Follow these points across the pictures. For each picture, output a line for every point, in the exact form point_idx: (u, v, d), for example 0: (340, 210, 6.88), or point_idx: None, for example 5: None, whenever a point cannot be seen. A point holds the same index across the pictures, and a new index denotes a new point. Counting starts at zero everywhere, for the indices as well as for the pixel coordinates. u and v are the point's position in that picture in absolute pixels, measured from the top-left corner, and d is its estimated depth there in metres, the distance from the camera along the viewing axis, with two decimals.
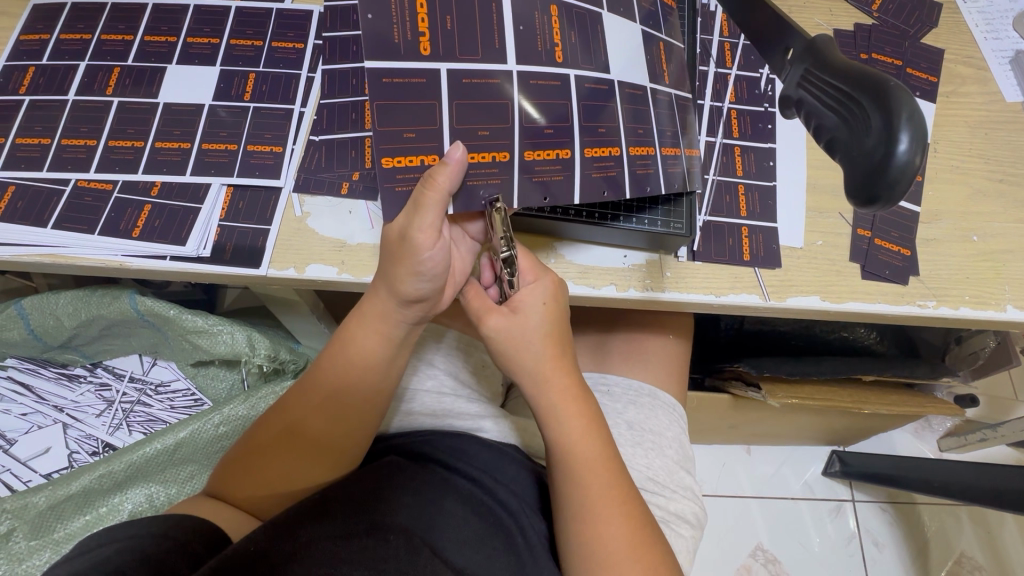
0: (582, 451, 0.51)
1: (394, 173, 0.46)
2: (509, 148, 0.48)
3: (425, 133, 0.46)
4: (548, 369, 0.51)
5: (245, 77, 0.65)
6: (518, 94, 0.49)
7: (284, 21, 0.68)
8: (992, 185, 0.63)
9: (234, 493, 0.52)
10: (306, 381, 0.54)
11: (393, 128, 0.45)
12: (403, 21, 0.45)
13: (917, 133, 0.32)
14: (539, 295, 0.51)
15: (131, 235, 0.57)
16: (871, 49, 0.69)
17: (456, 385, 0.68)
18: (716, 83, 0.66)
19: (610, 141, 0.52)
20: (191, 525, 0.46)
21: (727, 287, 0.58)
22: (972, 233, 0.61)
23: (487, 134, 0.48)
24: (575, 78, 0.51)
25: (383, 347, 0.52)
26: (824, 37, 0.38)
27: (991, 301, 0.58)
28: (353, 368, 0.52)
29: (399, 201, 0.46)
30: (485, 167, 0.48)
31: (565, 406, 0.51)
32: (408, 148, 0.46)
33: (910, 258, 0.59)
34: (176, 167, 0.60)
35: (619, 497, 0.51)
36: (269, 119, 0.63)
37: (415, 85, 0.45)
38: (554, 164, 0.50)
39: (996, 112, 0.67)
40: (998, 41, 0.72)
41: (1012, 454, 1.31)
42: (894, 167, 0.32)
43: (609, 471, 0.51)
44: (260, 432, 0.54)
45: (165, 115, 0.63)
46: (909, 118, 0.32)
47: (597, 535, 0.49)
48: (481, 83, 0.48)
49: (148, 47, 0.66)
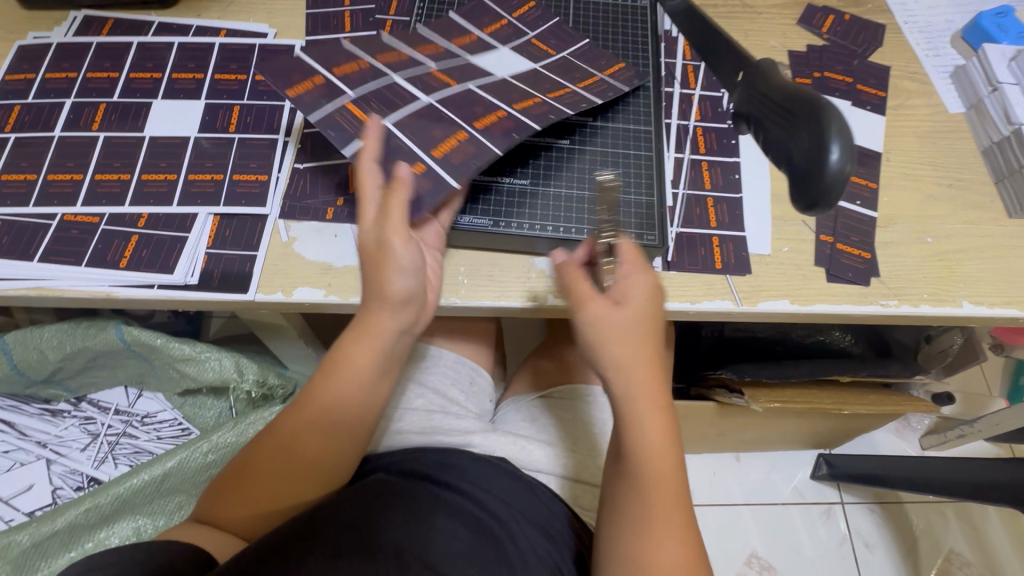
0: (653, 463, 0.50)
1: (443, 154, 0.56)
2: (502, 107, 0.60)
3: (447, 127, 0.57)
4: (641, 371, 0.50)
5: (229, 109, 0.67)
6: (488, 92, 0.61)
7: (266, 55, 0.71)
8: (942, 190, 0.67)
9: (234, 521, 0.52)
10: (305, 410, 0.53)
11: (427, 136, 0.57)
12: (368, 83, 0.59)
13: (842, 146, 0.39)
14: (642, 276, 0.52)
15: (119, 265, 0.58)
16: (823, 68, 0.75)
17: (446, 403, 0.69)
18: (682, 103, 0.70)
19: (559, 84, 0.64)
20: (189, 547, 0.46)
21: (700, 295, 0.60)
22: (927, 235, 0.65)
23: (484, 107, 0.59)
24: (517, 78, 0.64)
25: (376, 363, 0.52)
26: (762, 66, 0.45)
27: (948, 298, 0.61)
28: (348, 387, 0.52)
29: (456, 166, 0.55)
30: (499, 123, 0.58)
31: (650, 414, 0.50)
32: (441, 138, 0.57)
33: (871, 261, 0.63)
34: (163, 199, 0.61)
35: (679, 516, 0.50)
36: (254, 149, 0.65)
37: (415, 109, 0.58)
38: (539, 104, 0.61)
39: (942, 122, 0.72)
40: (939, 57, 0.77)
41: (993, 449, 1.37)
42: (829, 175, 0.39)
43: (673, 492, 0.50)
44: (258, 459, 0.53)
45: (151, 148, 0.64)
46: (835, 134, 0.39)
47: (652, 552, 0.48)
48: (448, 92, 0.60)
49: (133, 83, 0.68)
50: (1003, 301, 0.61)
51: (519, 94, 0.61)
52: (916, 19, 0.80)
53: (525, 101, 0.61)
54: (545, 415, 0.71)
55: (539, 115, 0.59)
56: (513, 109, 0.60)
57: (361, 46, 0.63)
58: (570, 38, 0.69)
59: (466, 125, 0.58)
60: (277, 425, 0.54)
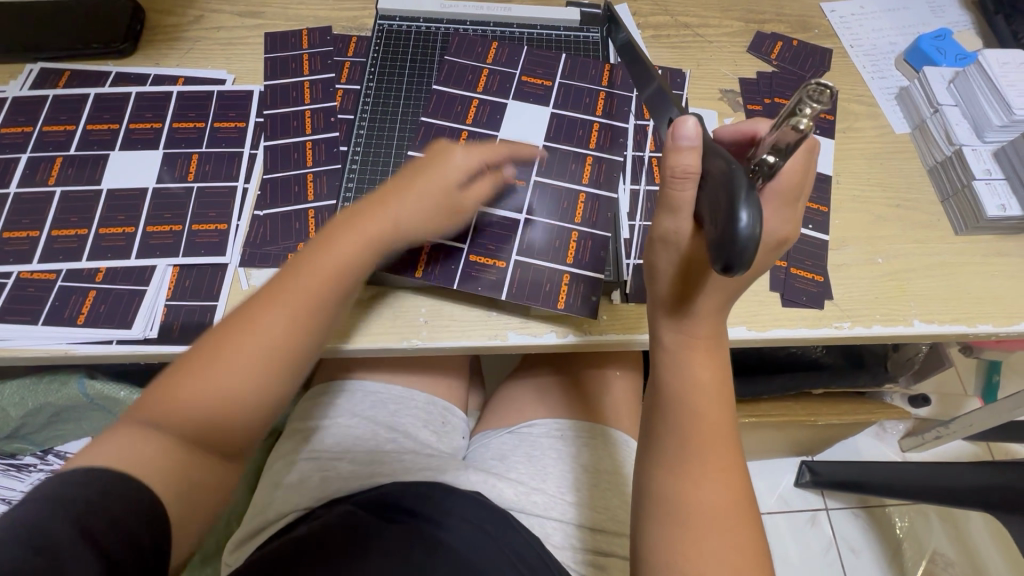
0: (701, 412, 0.49)
1: (576, 257, 0.62)
2: (580, 190, 0.64)
3: (553, 236, 0.62)
4: (704, 316, 0.48)
5: (188, 158, 0.67)
6: (537, 177, 0.65)
7: (225, 102, 0.71)
8: (891, 211, 0.69)
9: (196, 430, 0.49)
10: (298, 293, 0.53)
11: (543, 247, 0.62)
12: None
13: (753, 210, 0.35)
14: (786, 215, 0.44)
15: (76, 322, 0.58)
16: (773, 95, 0.77)
17: (418, 445, 0.73)
18: (637, 134, 0.70)
19: (584, 137, 0.67)
20: (140, 505, 0.43)
21: None
22: (878, 255, 0.66)
23: (565, 202, 0.64)
24: (546, 147, 0.66)
25: (341, 262, 0.55)
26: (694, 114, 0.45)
27: (899, 317, 0.63)
28: (316, 271, 0.55)
29: (596, 257, 0.62)
30: (587, 209, 0.64)
31: (700, 361, 0.49)
32: (553, 247, 0.62)
33: (824, 284, 0.64)
34: (121, 252, 0.61)
35: (723, 465, 0.49)
36: (213, 197, 0.65)
37: (497, 231, 0.62)
38: (593, 166, 0.66)
39: (888, 143, 0.74)
40: (884, 79, 0.79)
41: (971, 447, 1.40)
42: (738, 239, 0.35)
43: (723, 445, 0.49)
44: (218, 380, 0.50)
45: (108, 201, 0.64)
46: (746, 199, 0.35)
47: (691, 492, 0.48)
48: (499, 191, 0.64)
49: (90, 135, 0.68)
50: (953, 317, 0.63)
51: (572, 168, 0.65)
52: (861, 43, 0.82)
53: (577, 172, 0.65)
54: (515, 451, 0.73)
55: (603, 176, 0.65)
56: (588, 185, 0.65)
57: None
58: (553, 63, 0.71)
59: (569, 226, 0.63)
60: (240, 337, 0.51)
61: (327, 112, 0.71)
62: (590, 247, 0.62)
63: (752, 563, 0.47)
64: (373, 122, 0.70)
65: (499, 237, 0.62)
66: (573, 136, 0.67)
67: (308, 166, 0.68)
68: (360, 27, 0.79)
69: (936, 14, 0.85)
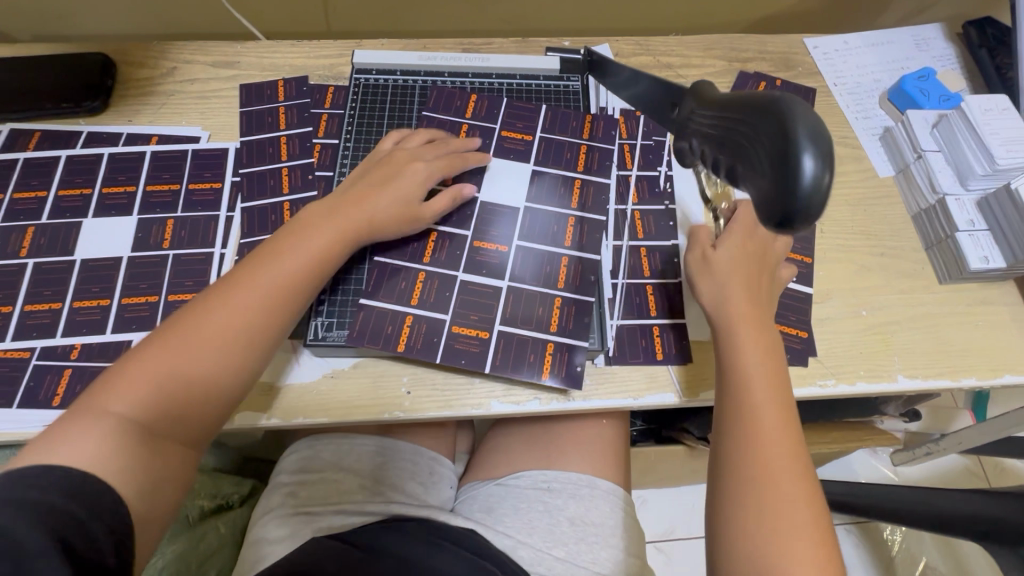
0: (759, 399, 0.52)
1: (559, 322, 0.61)
2: (563, 252, 0.64)
3: (539, 303, 0.62)
4: (745, 312, 0.56)
5: (162, 224, 0.66)
6: (519, 241, 0.64)
7: (200, 161, 0.70)
8: (875, 260, 0.69)
9: (177, 419, 0.47)
10: (283, 272, 0.54)
11: (527, 314, 0.61)
12: (395, 288, 0.61)
13: (819, 150, 0.26)
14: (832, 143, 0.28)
15: (52, 404, 0.57)
16: None
17: (405, 492, 0.74)
18: (619, 186, 0.70)
19: (566, 195, 0.66)
20: (107, 515, 0.40)
21: (643, 388, 0.61)
22: (862, 308, 0.66)
23: (549, 265, 0.63)
24: (527, 209, 0.65)
25: (329, 241, 0.57)
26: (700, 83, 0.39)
27: (883, 373, 0.63)
28: (302, 253, 0.56)
29: (580, 322, 0.61)
30: (571, 269, 0.63)
31: (751, 344, 0.55)
32: (537, 312, 0.61)
33: (808, 339, 0.64)
34: (96, 327, 0.60)
35: (791, 449, 0.50)
36: (189, 265, 0.64)
37: (481, 296, 0.62)
38: (573, 226, 0.65)
39: (872, 189, 0.74)
40: (868, 120, 0.79)
41: (962, 459, 1.40)
42: (801, 192, 0.27)
43: (785, 425, 0.51)
44: (176, 365, 0.48)
45: (82, 272, 0.63)
46: (807, 138, 0.27)
47: (762, 462, 0.50)
48: (481, 258, 0.63)
49: (62, 202, 0.67)
50: (937, 371, 0.63)
51: (557, 228, 0.65)
52: (845, 81, 0.81)
53: (562, 230, 0.65)
54: (503, 502, 0.73)
55: (586, 233, 0.65)
56: (570, 248, 0.64)
57: (400, 255, 0.63)
58: (533, 115, 0.71)
59: (554, 291, 0.62)
60: (200, 322, 0.50)
61: (305, 169, 0.70)
62: (573, 310, 0.62)
63: (818, 526, 0.47)
64: None
65: (479, 304, 0.61)
66: (554, 193, 0.66)
67: None
68: (337, 75, 0.77)
69: (920, 47, 0.84)
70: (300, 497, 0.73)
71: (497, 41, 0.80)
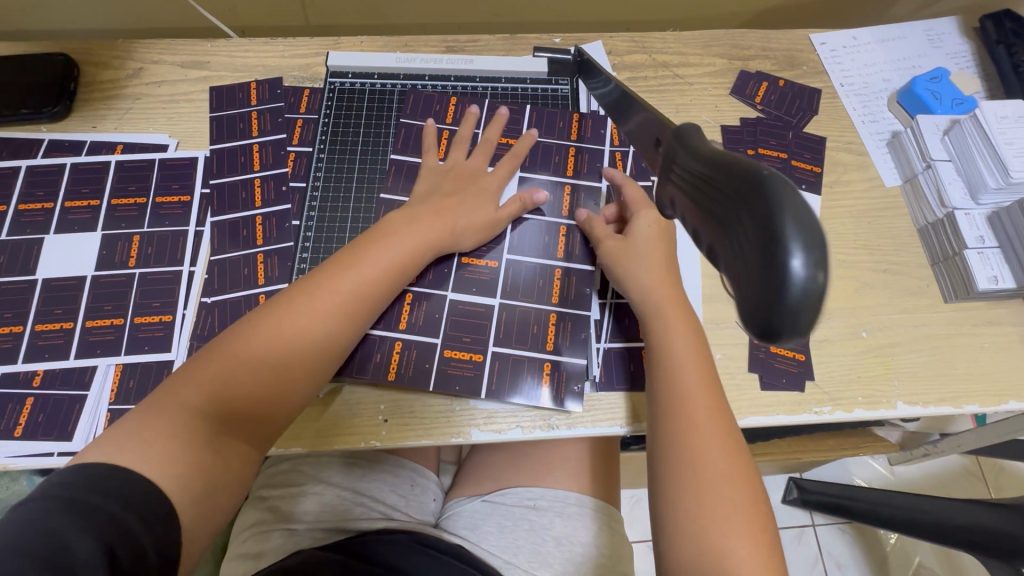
0: (692, 399, 0.51)
1: (553, 340, 0.59)
2: (560, 265, 0.62)
3: (535, 322, 0.60)
4: (671, 307, 0.55)
5: (128, 240, 0.63)
6: (512, 258, 0.62)
7: (168, 171, 0.67)
8: (877, 277, 0.66)
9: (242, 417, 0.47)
10: (358, 270, 0.53)
11: (521, 334, 0.60)
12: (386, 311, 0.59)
13: (811, 248, 0.22)
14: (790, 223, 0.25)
15: (14, 434, 0.54)
16: (757, 144, 0.72)
17: (388, 509, 0.71)
18: (609, 196, 0.66)
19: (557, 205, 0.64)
20: (156, 519, 0.40)
21: (633, 416, 0.58)
22: (862, 328, 0.63)
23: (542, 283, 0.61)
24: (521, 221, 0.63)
25: (404, 240, 0.55)
26: (689, 124, 0.32)
27: (882, 399, 0.60)
28: (374, 252, 0.54)
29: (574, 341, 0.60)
30: (562, 286, 0.61)
31: (678, 342, 0.53)
32: (531, 332, 0.60)
33: (805, 363, 0.61)
34: (59, 351, 0.58)
35: (723, 442, 0.49)
36: (157, 284, 0.61)
37: (473, 318, 0.60)
38: (565, 238, 0.63)
39: (877, 199, 0.70)
40: (875, 123, 0.74)
41: (960, 459, 1.39)
42: (792, 298, 0.22)
43: (719, 425, 0.50)
44: (258, 365, 0.47)
45: (44, 293, 0.60)
46: (798, 229, 0.23)
47: (701, 464, 0.48)
48: (474, 275, 0.61)
49: (23, 217, 0.63)
50: (938, 397, 0.60)
51: (548, 242, 0.63)
52: (852, 81, 0.77)
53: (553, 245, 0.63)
54: (488, 521, 0.71)
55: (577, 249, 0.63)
56: (564, 260, 0.62)
57: None
58: (519, 117, 0.68)
59: (546, 307, 0.61)
60: (280, 322, 0.49)
61: (278, 180, 0.66)
62: (570, 328, 0.60)
63: (756, 525, 0.46)
64: (328, 192, 0.66)
65: (470, 325, 0.60)
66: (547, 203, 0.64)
67: (258, 245, 0.63)
68: (313, 76, 0.73)
69: (933, 43, 0.79)
70: (281, 512, 0.71)
71: (483, 38, 0.76)
